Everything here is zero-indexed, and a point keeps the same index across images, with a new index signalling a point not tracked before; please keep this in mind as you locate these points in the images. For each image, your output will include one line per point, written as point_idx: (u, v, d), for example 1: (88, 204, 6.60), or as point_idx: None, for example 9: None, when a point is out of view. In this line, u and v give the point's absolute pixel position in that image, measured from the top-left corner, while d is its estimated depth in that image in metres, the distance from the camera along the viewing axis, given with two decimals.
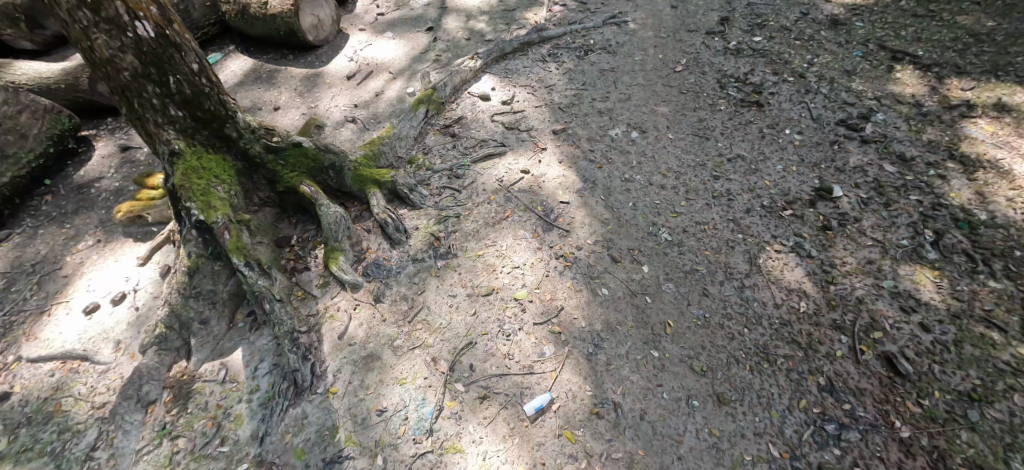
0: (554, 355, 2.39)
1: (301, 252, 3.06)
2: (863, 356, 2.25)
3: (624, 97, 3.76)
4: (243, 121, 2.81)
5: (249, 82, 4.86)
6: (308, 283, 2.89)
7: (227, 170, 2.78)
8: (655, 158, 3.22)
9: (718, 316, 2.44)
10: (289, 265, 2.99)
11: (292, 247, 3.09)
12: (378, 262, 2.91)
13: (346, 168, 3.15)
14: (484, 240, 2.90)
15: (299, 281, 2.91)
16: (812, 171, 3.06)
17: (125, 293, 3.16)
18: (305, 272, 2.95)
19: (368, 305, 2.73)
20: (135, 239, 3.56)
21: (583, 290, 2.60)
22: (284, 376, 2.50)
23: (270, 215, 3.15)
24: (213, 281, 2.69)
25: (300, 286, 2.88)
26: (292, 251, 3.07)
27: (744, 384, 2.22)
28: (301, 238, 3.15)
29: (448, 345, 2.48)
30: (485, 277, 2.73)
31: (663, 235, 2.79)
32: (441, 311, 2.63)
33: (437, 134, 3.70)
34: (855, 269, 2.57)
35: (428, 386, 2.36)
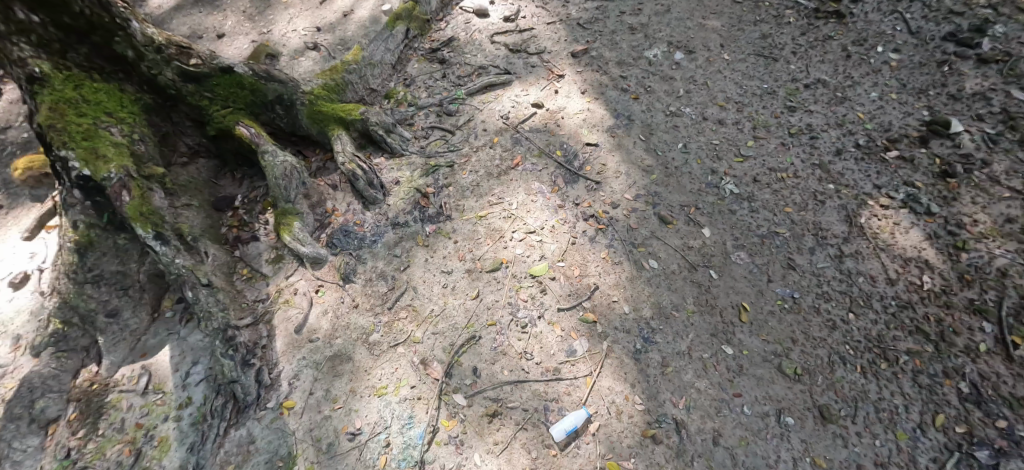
0: (588, 355, 1.72)
1: (247, 216, 2.36)
2: (1020, 352, 1.54)
3: (662, 9, 2.92)
4: (143, 34, 1.99)
5: (189, 3, 3.88)
6: (257, 259, 2.22)
7: (126, 105, 2.02)
8: (708, 85, 2.47)
9: (811, 296, 1.78)
10: (232, 235, 2.28)
11: (235, 211, 2.39)
12: (347, 228, 2.20)
13: (298, 102, 2.34)
14: (487, 196, 2.17)
15: (244, 256, 2.23)
16: (918, 99, 2.31)
17: (30, 274, 2.48)
18: (252, 244, 2.26)
19: (334, 286, 2.05)
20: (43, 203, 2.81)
21: (624, 262, 1.90)
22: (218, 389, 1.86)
23: (208, 170, 2.42)
24: (121, 261, 1.99)
25: (245, 262, 2.21)
26: (236, 215, 2.37)
27: (854, 393, 1.60)
28: (247, 198, 2.45)
29: (441, 341, 1.83)
30: (489, 246, 2.02)
31: (727, 187, 2.07)
32: (430, 294, 1.96)
33: (423, 61, 2.89)
34: (990, 231, 1.80)
35: (417, 399, 1.72)
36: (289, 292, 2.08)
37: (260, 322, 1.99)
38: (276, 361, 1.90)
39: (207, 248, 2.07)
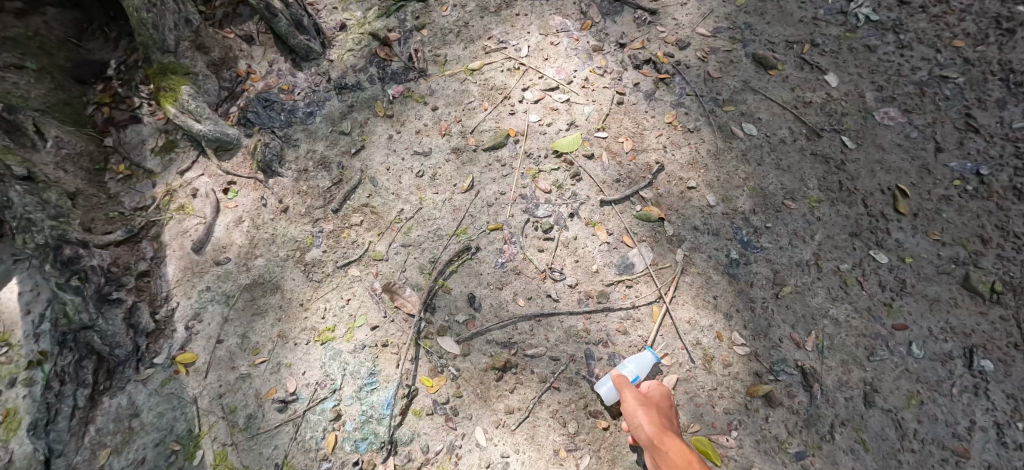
0: (650, 271, 1.08)
1: (123, 90, 1.53)
2: None
3: None
4: None
5: None
6: (139, 148, 1.49)
7: None
8: None
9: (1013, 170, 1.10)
10: (102, 117, 1.50)
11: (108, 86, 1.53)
12: (267, 95, 1.44)
13: None
14: (481, 40, 1.41)
15: (121, 144, 1.49)
16: None
17: None
18: (132, 127, 1.52)
19: (251, 182, 1.35)
20: None
21: (702, 129, 1.20)
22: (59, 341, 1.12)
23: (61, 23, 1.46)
24: None
25: (122, 153, 1.47)
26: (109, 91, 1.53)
27: None
28: (129, 67, 1.56)
29: (416, 257, 1.17)
30: (486, 112, 1.30)
31: (860, 12, 1.32)
32: (398, 188, 1.26)
33: None
34: None
35: (382, 346, 1.09)
36: (185, 194, 1.38)
37: (141, 239, 1.31)
38: (165, 295, 1.24)
39: (47, 131, 1.30)
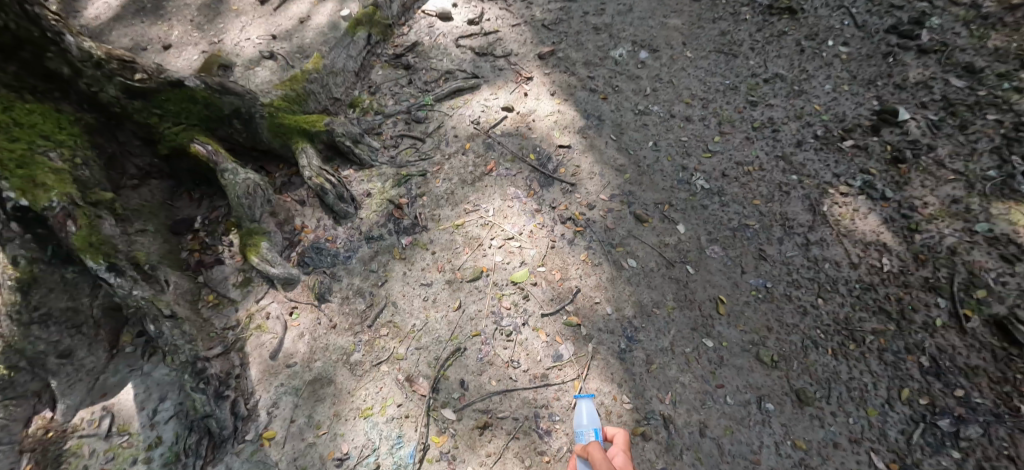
0: (574, 358, 1.73)
1: (209, 239, 2.23)
2: (969, 324, 1.72)
3: (624, 8, 2.95)
4: (78, 49, 1.83)
5: (130, 15, 3.73)
6: (223, 283, 2.11)
7: (67, 126, 1.87)
8: (674, 83, 2.51)
9: (782, 284, 1.86)
10: (193, 260, 2.17)
11: (195, 234, 2.25)
12: (318, 244, 2.12)
13: (258, 114, 2.21)
14: (462, 204, 2.15)
15: (210, 280, 2.11)
16: (866, 90, 2.45)
17: None
18: (217, 267, 2.15)
19: (309, 307, 1.98)
20: None
21: (603, 263, 1.93)
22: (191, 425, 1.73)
23: (161, 191, 2.26)
24: (71, 297, 1.83)
25: (211, 287, 2.09)
26: (196, 238, 2.24)
27: (827, 375, 1.67)
28: (208, 219, 2.30)
29: (426, 355, 1.80)
30: (468, 255, 2.01)
31: (698, 183, 2.13)
32: (411, 308, 1.91)
33: (386, 67, 2.82)
34: (939, 212, 2.01)
35: (405, 417, 1.68)
36: (261, 316, 1.99)
37: (231, 350, 1.88)
38: (251, 390, 1.80)
39: (169, 278, 1.95)
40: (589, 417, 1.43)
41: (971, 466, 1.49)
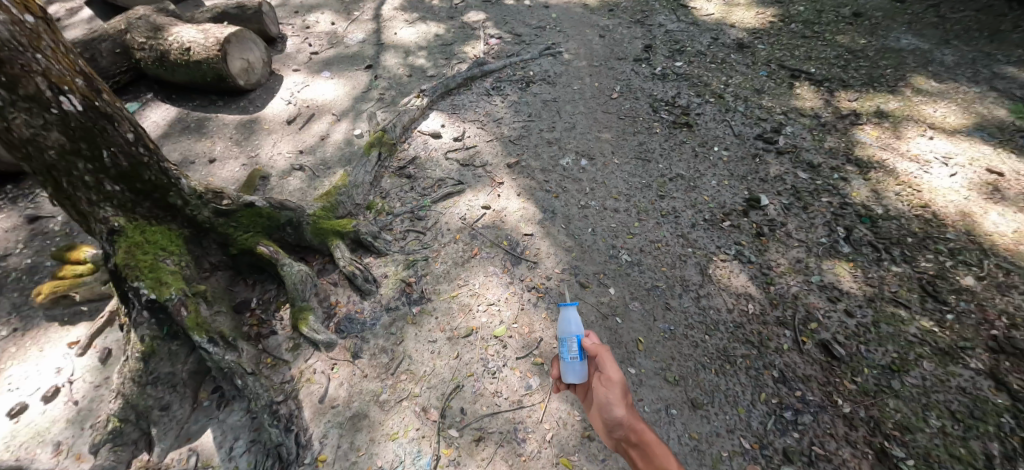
0: (540, 387, 2.51)
1: (264, 315, 2.87)
2: (805, 346, 2.57)
3: (569, 126, 4.09)
4: (189, 187, 2.63)
5: (176, 132, 4.36)
6: (277, 348, 2.73)
7: (175, 240, 2.58)
8: (605, 183, 3.55)
9: (682, 327, 2.70)
10: (254, 331, 2.79)
11: (252, 312, 2.88)
12: (350, 315, 2.85)
13: (304, 221, 3.06)
14: (456, 280, 2.96)
15: (267, 347, 2.73)
16: (741, 184, 3.46)
17: (59, 386, 2.64)
18: (271, 337, 2.77)
19: (346, 362, 2.66)
20: (64, 322, 2.95)
21: (558, 319, 2.77)
22: (267, 453, 2.36)
23: (224, 280, 2.91)
24: (171, 363, 2.44)
25: (268, 352, 2.71)
26: (254, 315, 2.86)
27: (711, 387, 2.47)
28: (262, 300, 2.94)
29: (436, 392, 2.51)
30: (463, 318, 2.79)
31: (623, 257, 3.07)
32: (423, 359, 2.64)
33: (393, 177, 3.71)
34: (788, 269, 2.91)
35: (422, 437, 2.35)
36: (309, 372, 2.64)
37: (290, 398, 2.51)
38: (305, 427, 2.42)
39: (241, 345, 2.59)
40: (574, 322, 2.05)
41: (805, 441, 2.26)
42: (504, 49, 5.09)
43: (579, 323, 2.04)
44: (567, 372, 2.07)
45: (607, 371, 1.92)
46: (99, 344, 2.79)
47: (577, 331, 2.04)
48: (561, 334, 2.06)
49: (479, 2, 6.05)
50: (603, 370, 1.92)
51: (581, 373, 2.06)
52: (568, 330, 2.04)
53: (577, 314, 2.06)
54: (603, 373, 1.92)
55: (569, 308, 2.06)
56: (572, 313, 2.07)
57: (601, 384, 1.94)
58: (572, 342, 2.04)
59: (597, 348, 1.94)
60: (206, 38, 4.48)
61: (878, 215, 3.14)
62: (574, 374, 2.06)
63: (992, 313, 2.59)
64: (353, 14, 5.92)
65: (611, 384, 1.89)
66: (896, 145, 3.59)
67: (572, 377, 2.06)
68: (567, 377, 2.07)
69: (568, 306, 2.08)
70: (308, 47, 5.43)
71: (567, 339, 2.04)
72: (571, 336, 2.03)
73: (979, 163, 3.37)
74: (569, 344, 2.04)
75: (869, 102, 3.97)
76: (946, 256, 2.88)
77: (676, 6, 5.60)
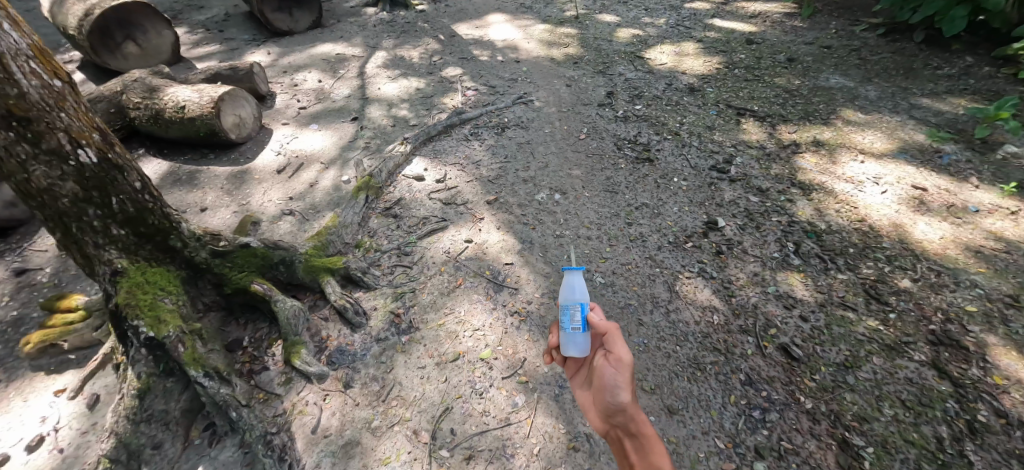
0: (525, 403, 2.62)
1: (256, 352, 2.93)
2: (766, 350, 2.83)
3: (543, 165, 4.45)
4: (188, 230, 2.83)
5: (167, 184, 4.54)
6: (269, 383, 2.77)
7: (172, 280, 2.73)
8: (578, 214, 3.89)
9: (654, 340, 2.94)
10: (246, 368, 2.84)
11: (245, 350, 2.96)
12: (341, 347, 2.94)
13: (297, 260, 3.24)
14: (443, 309, 3.13)
15: (259, 382, 2.76)
16: (700, 209, 3.89)
17: (43, 435, 2.58)
18: (264, 372, 2.82)
19: (337, 393, 2.70)
20: (49, 371, 2.93)
21: (540, 340, 2.94)
22: None
23: (216, 320, 3.00)
24: (165, 400, 2.48)
25: (260, 387, 2.74)
26: (246, 353, 2.94)
27: (685, 393, 2.65)
28: (254, 338, 3.03)
29: (426, 416, 2.56)
30: (450, 343, 2.91)
31: (597, 279, 3.34)
32: (413, 384, 2.71)
33: (380, 217, 3.94)
34: (746, 282, 3.26)
35: (414, 460, 2.38)
36: (302, 404, 2.66)
37: (282, 430, 2.52)
38: (298, 458, 2.41)
39: (234, 380, 2.64)
40: (578, 290, 2.11)
41: (774, 437, 2.42)
42: (480, 99, 5.54)
43: (584, 290, 2.09)
44: (569, 343, 2.13)
45: (617, 351, 2.00)
46: (87, 390, 2.78)
47: (582, 299, 2.09)
48: (564, 300, 2.12)
49: (455, 59, 6.59)
50: (614, 350, 2.00)
51: (583, 346, 2.12)
52: (572, 297, 2.10)
53: (582, 283, 2.11)
54: (613, 351, 2.01)
55: (574, 275, 2.11)
56: (577, 280, 2.12)
57: (607, 360, 2.04)
58: (576, 309, 2.09)
59: (609, 326, 2.02)
60: (201, 97, 4.81)
61: (822, 230, 3.56)
62: (576, 345, 2.12)
63: (928, 310, 2.91)
64: (338, 73, 6.37)
65: (620, 363, 1.98)
66: (833, 169, 4.09)
67: (573, 348, 2.13)
68: (568, 347, 2.13)
69: (574, 273, 2.13)
70: (296, 103, 5.80)
71: (570, 305, 2.10)
72: (575, 303, 2.09)
73: (905, 181, 3.84)
74: (572, 311, 2.10)
75: (807, 133, 4.50)
76: (885, 263, 3.25)
77: (634, 57, 6.23)
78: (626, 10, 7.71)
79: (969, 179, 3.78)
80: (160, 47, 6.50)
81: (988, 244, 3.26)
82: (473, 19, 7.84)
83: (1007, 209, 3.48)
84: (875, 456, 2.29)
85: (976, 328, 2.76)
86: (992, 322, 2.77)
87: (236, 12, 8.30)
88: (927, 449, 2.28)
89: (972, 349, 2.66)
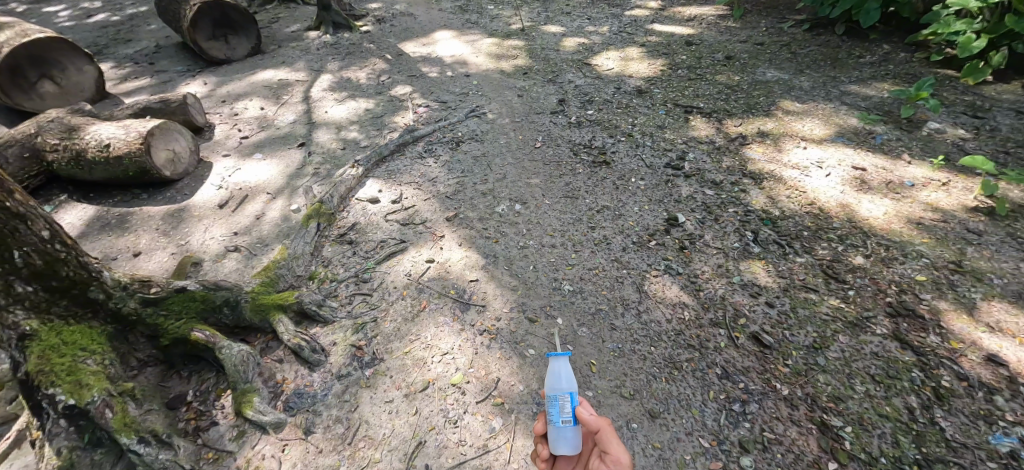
0: (503, 427, 2.48)
1: (202, 406, 2.63)
2: (738, 341, 2.83)
3: (500, 177, 4.38)
4: (111, 279, 2.57)
5: (93, 230, 4.14)
6: (219, 439, 2.47)
7: (95, 337, 2.47)
8: (540, 223, 3.83)
9: (628, 344, 2.88)
10: (190, 426, 2.53)
11: (189, 405, 2.64)
12: (299, 390, 2.69)
13: (243, 300, 2.99)
14: (408, 336, 2.95)
15: (206, 440, 2.46)
16: (660, 207, 3.91)
17: None
18: (211, 428, 2.51)
19: (297, 441, 2.44)
20: None
21: (512, 357, 2.82)
22: None
23: (154, 376, 2.70)
24: None
25: (208, 446, 2.44)
26: (191, 408, 2.62)
27: (665, 394, 2.59)
28: (199, 391, 2.72)
29: (398, 454, 2.36)
30: (419, 372, 2.74)
31: (565, 287, 3.27)
32: (381, 421, 2.51)
33: (334, 245, 3.74)
34: (712, 275, 3.28)
35: None
36: (257, 458, 2.37)
37: None
38: None
39: (177, 442, 2.34)
40: (564, 378, 1.86)
41: (757, 429, 2.39)
42: (432, 115, 5.44)
43: (570, 378, 1.85)
44: (558, 438, 1.89)
45: (613, 451, 1.81)
46: None
47: (570, 388, 1.85)
48: (550, 390, 1.88)
49: (404, 77, 6.47)
50: (608, 449, 1.82)
51: (572, 441, 1.89)
52: (558, 386, 1.86)
53: (569, 369, 1.87)
54: (608, 452, 1.82)
55: (560, 361, 1.87)
56: (563, 366, 1.88)
57: (603, 462, 1.83)
58: (564, 400, 1.86)
59: (601, 423, 1.84)
60: (128, 133, 4.46)
61: (776, 217, 3.65)
62: (565, 440, 1.88)
63: (883, 283, 3.01)
64: (281, 99, 6.11)
65: (618, 467, 1.79)
66: (779, 157, 4.24)
67: (563, 444, 1.88)
68: (557, 444, 1.89)
69: (560, 358, 1.89)
70: (237, 133, 5.50)
71: (557, 395, 1.86)
72: (562, 393, 1.85)
73: (846, 163, 4.02)
74: (561, 402, 1.86)
75: (751, 126, 4.66)
76: (838, 242, 3.36)
77: (581, 65, 6.32)
78: (570, 20, 7.87)
79: (902, 156, 4.01)
80: (81, 85, 6.01)
81: (927, 215, 3.44)
82: (420, 37, 7.77)
83: (938, 181, 3.70)
84: (854, 435, 2.30)
85: (927, 295, 2.87)
86: (941, 288, 2.90)
87: (167, 44, 7.87)
88: (901, 421, 2.31)
89: (927, 316, 2.76)
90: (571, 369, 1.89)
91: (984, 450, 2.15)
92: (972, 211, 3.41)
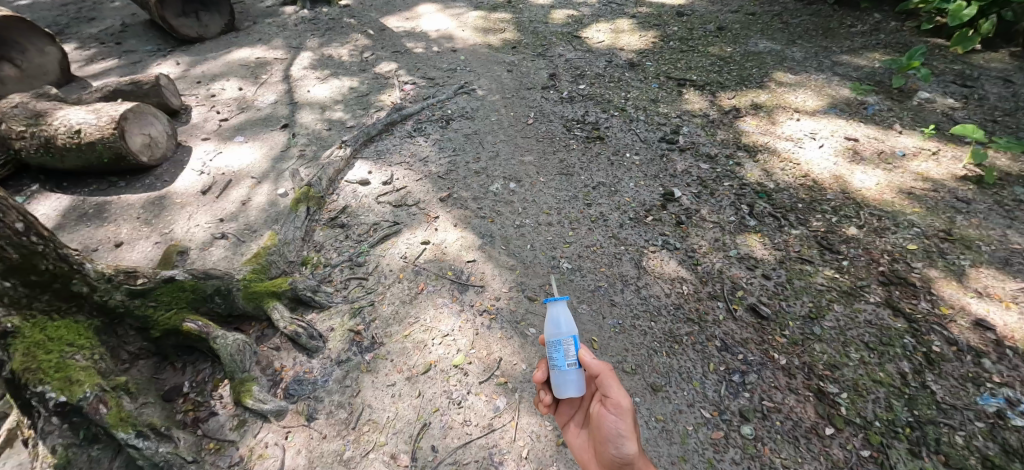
0: (507, 406, 2.48)
1: (200, 397, 2.57)
2: (737, 313, 2.86)
3: (493, 155, 4.30)
4: (94, 271, 2.48)
5: (71, 221, 3.97)
6: (219, 430, 2.42)
7: (82, 332, 2.38)
8: (536, 201, 3.79)
9: (629, 320, 2.89)
10: (189, 417, 2.47)
11: (186, 396, 2.58)
12: (299, 377, 2.65)
13: (234, 288, 2.90)
14: (407, 319, 2.92)
15: (207, 432, 2.41)
16: (655, 182, 3.89)
17: None
18: (210, 419, 2.46)
19: (300, 428, 2.41)
20: None
21: (513, 336, 2.82)
22: None
23: (147, 368, 2.63)
24: None
25: (208, 437, 2.39)
26: (188, 400, 2.56)
27: (666, 368, 2.62)
28: (195, 382, 2.65)
29: (403, 437, 2.35)
30: (419, 354, 2.71)
31: (564, 265, 3.25)
32: (384, 405, 2.49)
33: (325, 229, 3.64)
34: (709, 249, 3.29)
35: None
36: (260, 447, 2.34)
37: None
38: None
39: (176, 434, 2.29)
40: (564, 323, 1.82)
41: (756, 399, 2.44)
42: (420, 93, 5.27)
43: (570, 322, 1.81)
44: (563, 383, 1.89)
45: (613, 395, 1.84)
46: None
47: (572, 332, 1.82)
48: (552, 336, 1.84)
49: (388, 53, 6.24)
50: (610, 394, 1.84)
51: (577, 386, 1.89)
52: (559, 331, 1.82)
53: (567, 313, 1.83)
54: (609, 397, 1.84)
55: (558, 306, 1.82)
56: (562, 311, 1.84)
57: (605, 407, 1.87)
58: (569, 344, 1.82)
59: (602, 369, 1.83)
60: (99, 117, 4.24)
61: (771, 190, 3.66)
62: (570, 384, 1.88)
63: (876, 253, 3.05)
64: (260, 78, 5.86)
65: (619, 410, 1.82)
66: (773, 129, 4.23)
67: (568, 388, 1.89)
68: (563, 388, 1.89)
69: (557, 304, 1.84)
70: (216, 115, 5.28)
71: (560, 340, 1.83)
72: (565, 337, 1.82)
73: (838, 134, 4.03)
74: (565, 347, 1.83)
75: (744, 98, 4.62)
76: (832, 214, 3.38)
77: (571, 38, 6.17)
78: None
79: (893, 126, 4.02)
80: (44, 67, 5.70)
81: (917, 184, 3.48)
82: (403, 11, 7.48)
83: (928, 150, 3.73)
84: (849, 401, 2.35)
85: (919, 264, 2.92)
86: (932, 256, 2.95)
87: (134, 22, 7.44)
88: (894, 386, 2.37)
89: (918, 284, 2.81)
90: (570, 313, 1.85)
91: (973, 410, 2.23)
92: (961, 179, 3.46)
